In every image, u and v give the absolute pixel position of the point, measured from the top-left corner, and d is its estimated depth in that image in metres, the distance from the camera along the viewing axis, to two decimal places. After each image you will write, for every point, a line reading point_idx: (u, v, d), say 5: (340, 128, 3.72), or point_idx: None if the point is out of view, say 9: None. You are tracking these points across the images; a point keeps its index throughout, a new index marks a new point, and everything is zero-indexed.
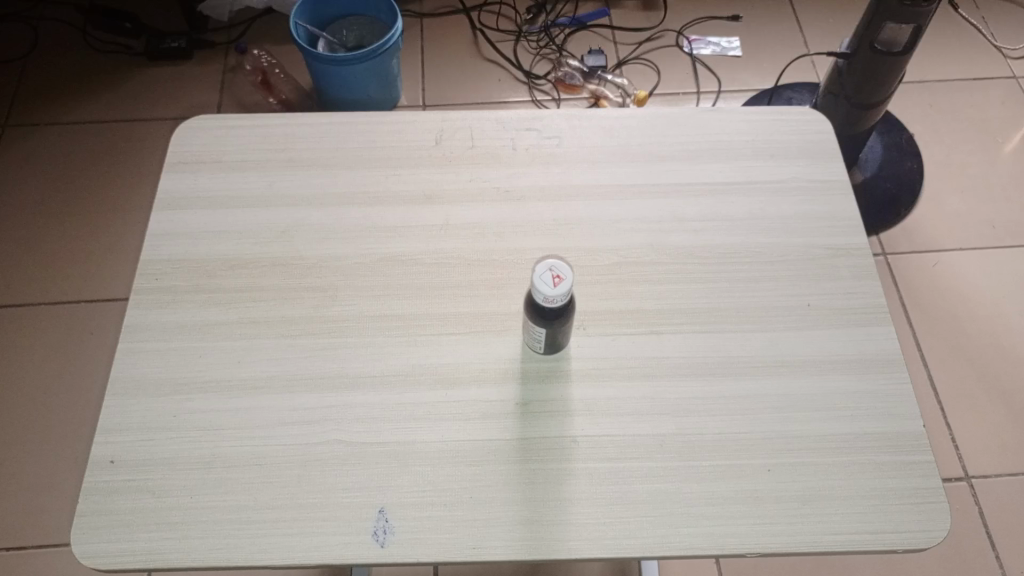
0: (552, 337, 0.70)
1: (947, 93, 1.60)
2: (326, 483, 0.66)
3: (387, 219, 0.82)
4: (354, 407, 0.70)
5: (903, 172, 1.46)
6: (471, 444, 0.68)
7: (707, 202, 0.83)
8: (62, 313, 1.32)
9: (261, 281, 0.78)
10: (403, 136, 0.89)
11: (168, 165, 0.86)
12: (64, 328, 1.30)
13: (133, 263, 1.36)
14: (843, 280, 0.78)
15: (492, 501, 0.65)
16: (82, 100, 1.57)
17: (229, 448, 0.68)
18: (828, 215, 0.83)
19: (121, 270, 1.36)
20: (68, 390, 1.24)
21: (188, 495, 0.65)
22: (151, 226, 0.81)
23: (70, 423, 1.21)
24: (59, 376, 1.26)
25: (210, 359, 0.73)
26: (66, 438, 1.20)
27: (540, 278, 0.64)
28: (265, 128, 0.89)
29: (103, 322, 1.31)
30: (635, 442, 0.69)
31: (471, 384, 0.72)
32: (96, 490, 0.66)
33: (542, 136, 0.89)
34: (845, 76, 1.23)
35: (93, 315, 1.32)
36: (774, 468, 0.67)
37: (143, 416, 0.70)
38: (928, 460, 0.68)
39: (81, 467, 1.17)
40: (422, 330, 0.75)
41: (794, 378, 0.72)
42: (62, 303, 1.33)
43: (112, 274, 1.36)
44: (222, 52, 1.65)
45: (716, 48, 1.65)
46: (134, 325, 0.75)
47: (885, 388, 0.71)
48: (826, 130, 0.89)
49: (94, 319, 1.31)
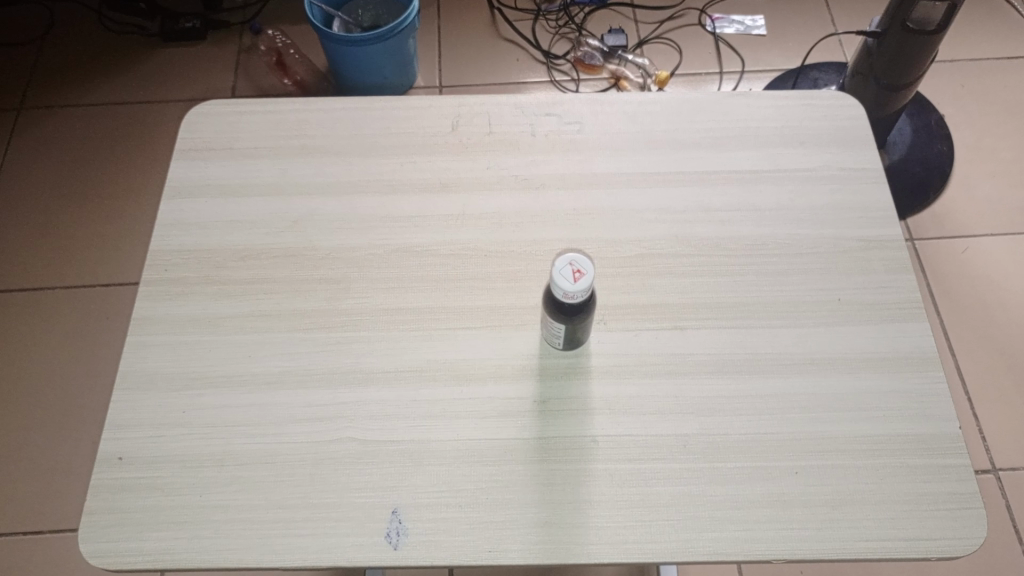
0: (572, 333, 0.67)
1: (980, 73, 1.54)
2: (339, 482, 0.65)
3: (402, 208, 0.80)
4: (368, 404, 0.68)
5: (933, 155, 1.41)
6: (488, 443, 0.66)
7: (735, 191, 0.80)
8: (76, 297, 1.31)
9: (273, 272, 0.76)
10: (419, 122, 0.86)
11: (178, 152, 0.84)
12: (79, 313, 1.29)
13: (146, 247, 1.35)
14: (876, 273, 0.75)
15: (509, 503, 0.63)
16: (96, 80, 1.56)
17: (240, 445, 0.66)
18: (860, 205, 0.79)
19: (133, 254, 1.35)
20: (84, 375, 1.24)
21: (197, 494, 0.64)
22: (161, 216, 0.80)
23: (85, 408, 1.21)
24: (74, 361, 1.25)
25: (222, 353, 0.71)
26: (73, 425, 1.19)
27: (560, 273, 0.61)
28: (277, 114, 0.87)
29: (117, 306, 1.30)
30: (657, 442, 0.66)
31: (487, 381, 0.69)
32: (105, 488, 0.65)
33: (562, 121, 0.86)
34: (875, 57, 1.18)
35: (107, 300, 1.31)
36: (802, 471, 0.65)
37: (151, 411, 0.68)
38: (964, 464, 0.65)
39: (91, 454, 1.17)
40: (438, 325, 0.72)
41: (823, 376, 0.69)
42: (77, 287, 1.32)
43: (126, 258, 1.35)
44: (236, 32, 1.63)
45: (740, 27, 1.61)
46: (143, 317, 0.73)
47: (919, 388, 0.68)
48: (859, 115, 0.86)
49: (107, 303, 1.30)
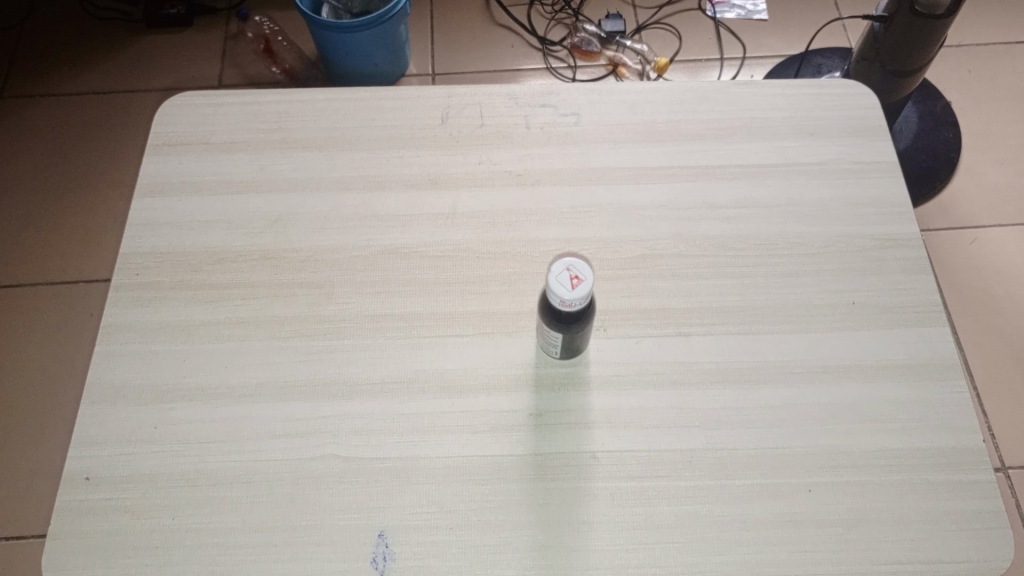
0: (570, 342, 0.63)
1: (989, 58, 1.49)
2: (320, 502, 0.60)
3: (389, 207, 0.75)
4: (351, 418, 0.64)
5: (940, 143, 1.37)
6: (480, 460, 0.62)
7: (743, 186, 0.76)
8: (46, 295, 1.26)
9: (250, 276, 0.71)
10: (406, 113, 0.81)
11: (151, 147, 0.79)
12: (49, 311, 1.24)
13: (118, 241, 1.30)
14: (892, 274, 0.71)
15: (502, 524, 0.59)
16: (76, 68, 1.50)
17: (215, 463, 0.62)
18: (874, 200, 0.75)
19: (106, 249, 1.30)
20: (53, 375, 1.19)
21: (169, 516, 0.60)
22: (132, 216, 0.75)
23: (56, 410, 1.16)
24: (44, 361, 1.20)
25: (196, 362, 0.66)
26: (42, 426, 1.14)
27: (557, 279, 0.57)
28: (255, 105, 0.82)
29: (87, 302, 1.25)
30: (661, 457, 0.62)
31: (479, 392, 0.65)
32: (71, 509, 0.60)
33: (558, 112, 0.81)
34: (882, 42, 1.14)
35: (77, 296, 1.26)
36: (815, 487, 0.61)
37: (119, 426, 0.64)
38: (987, 480, 0.61)
39: (62, 455, 1.12)
40: (427, 332, 0.68)
41: (837, 386, 0.65)
42: (47, 284, 1.27)
43: (98, 252, 1.30)
44: (221, 18, 1.57)
45: (741, 12, 1.55)
46: (112, 324, 0.69)
47: (938, 397, 0.64)
48: (871, 105, 0.81)
49: (77, 300, 1.25)
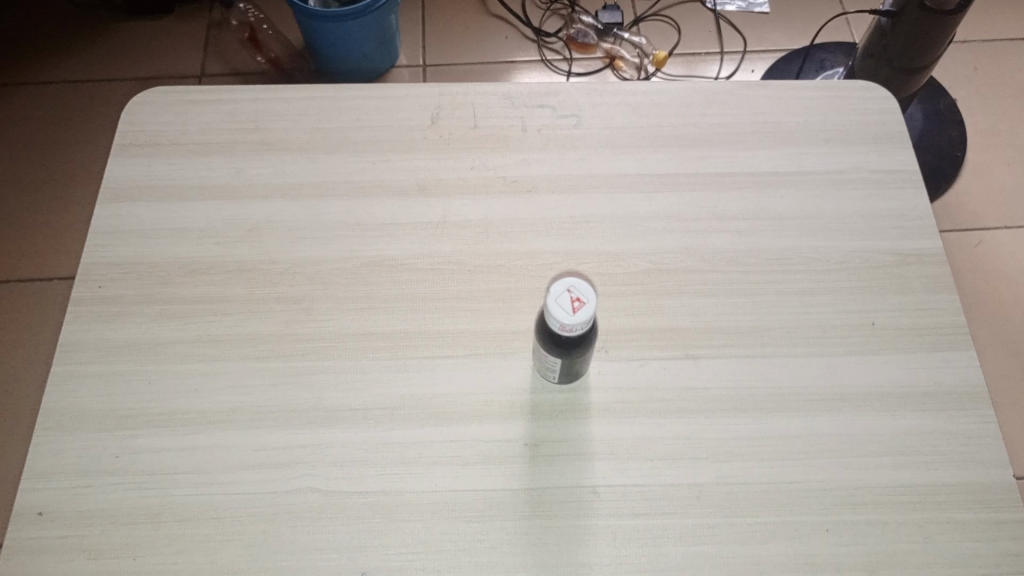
0: (569, 367, 0.58)
1: (998, 55, 1.45)
2: (296, 542, 0.55)
3: (375, 216, 0.70)
4: (332, 448, 0.59)
5: (947, 144, 1.32)
6: (471, 496, 0.57)
7: (754, 196, 0.71)
8: (7, 294, 1.19)
9: (224, 290, 0.66)
10: (393, 113, 0.76)
11: (118, 148, 0.74)
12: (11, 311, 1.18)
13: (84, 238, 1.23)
14: (914, 292, 0.66)
15: (495, 566, 0.55)
16: (50, 57, 1.44)
17: (181, 498, 0.57)
18: (894, 213, 0.70)
19: (72, 247, 1.24)
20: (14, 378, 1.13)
21: (130, 557, 0.55)
22: (96, 222, 0.69)
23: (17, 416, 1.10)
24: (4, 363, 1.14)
25: (163, 386, 0.61)
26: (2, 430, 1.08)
27: (557, 302, 0.51)
28: (230, 103, 0.76)
29: (51, 303, 1.19)
30: (667, 493, 0.57)
31: (472, 419, 0.60)
32: (20, 548, 0.55)
33: (557, 114, 0.76)
34: (889, 38, 1.09)
35: (40, 297, 1.19)
36: (834, 528, 0.56)
37: (78, 456, 0.59)
38: (1019, 520, 0.56)
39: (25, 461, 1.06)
40: (415, 352, 0.63)
41: (856, 416, 0.60)
42: (9, 283, 1.20)
43: (64, 250, 1.24)
44: (204, 5, 1.51)
45: (742, 4, 1.50)
46: (72, 341, 0.63)
47: (965, 429, 0.60)
48: (889, 111, 0.76)
49: (40, 300, 1.19)
